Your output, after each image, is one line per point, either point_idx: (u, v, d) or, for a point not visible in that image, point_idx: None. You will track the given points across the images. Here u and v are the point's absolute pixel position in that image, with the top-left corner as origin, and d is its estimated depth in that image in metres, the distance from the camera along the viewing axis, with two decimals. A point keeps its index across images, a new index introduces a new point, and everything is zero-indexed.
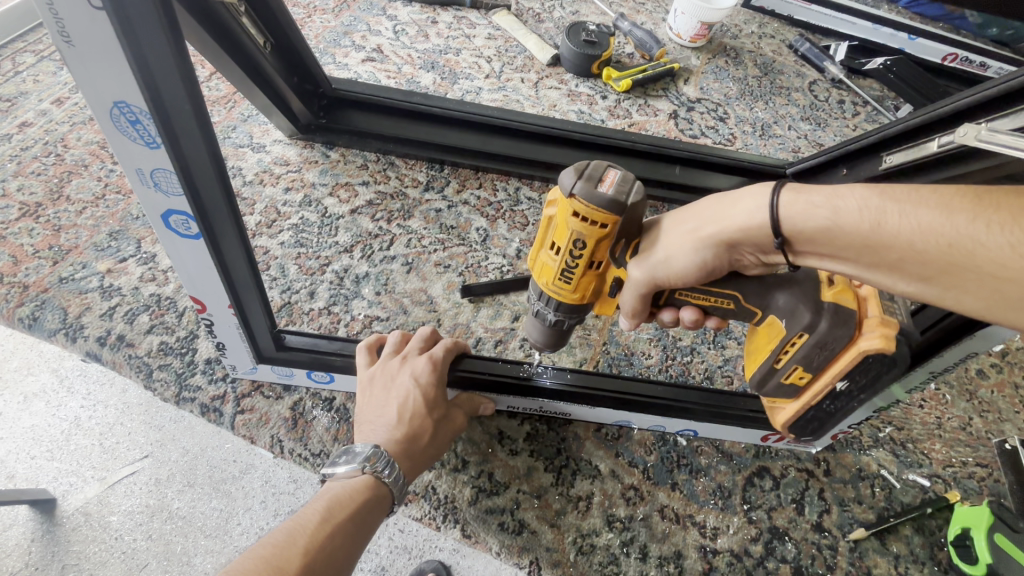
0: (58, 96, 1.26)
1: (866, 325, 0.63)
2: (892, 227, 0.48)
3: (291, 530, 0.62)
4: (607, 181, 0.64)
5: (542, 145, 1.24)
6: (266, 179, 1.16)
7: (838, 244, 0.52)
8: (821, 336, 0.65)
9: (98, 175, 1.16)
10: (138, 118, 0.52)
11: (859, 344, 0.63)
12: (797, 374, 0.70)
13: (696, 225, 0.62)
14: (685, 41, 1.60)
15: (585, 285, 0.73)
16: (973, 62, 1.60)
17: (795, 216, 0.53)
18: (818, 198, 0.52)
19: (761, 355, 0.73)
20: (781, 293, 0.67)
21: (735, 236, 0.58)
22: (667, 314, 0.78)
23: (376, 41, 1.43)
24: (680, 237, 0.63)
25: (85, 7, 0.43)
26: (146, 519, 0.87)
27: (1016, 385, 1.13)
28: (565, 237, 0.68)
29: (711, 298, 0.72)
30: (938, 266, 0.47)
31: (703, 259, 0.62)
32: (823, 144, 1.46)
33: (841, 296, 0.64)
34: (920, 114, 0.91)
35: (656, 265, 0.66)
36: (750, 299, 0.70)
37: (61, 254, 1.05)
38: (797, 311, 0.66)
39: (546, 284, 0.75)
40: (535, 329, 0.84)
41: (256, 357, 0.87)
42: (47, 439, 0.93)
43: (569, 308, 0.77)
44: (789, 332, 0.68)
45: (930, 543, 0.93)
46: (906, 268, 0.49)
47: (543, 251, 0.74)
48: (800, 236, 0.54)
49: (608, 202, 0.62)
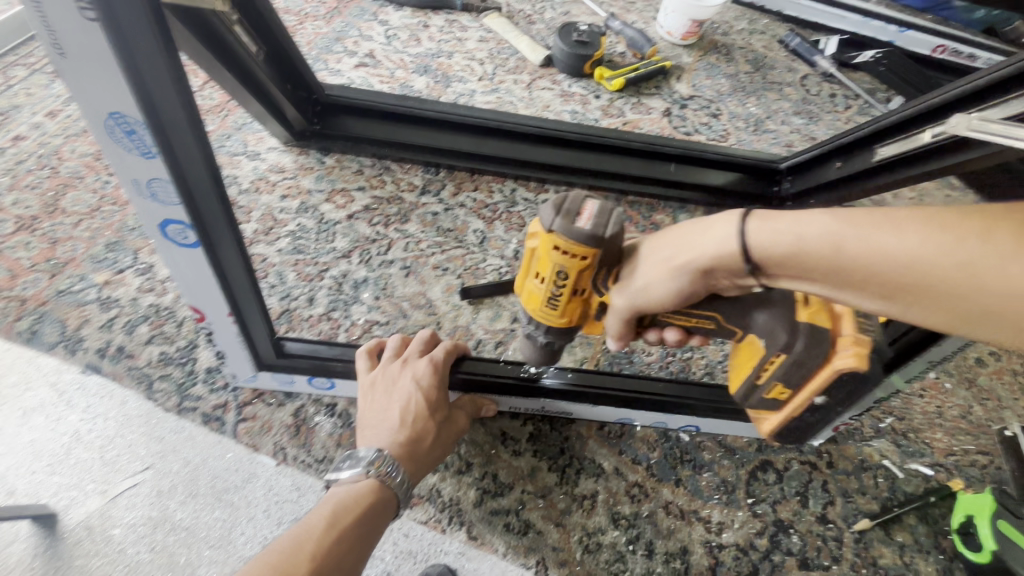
0: (51, 109, 1.26)
1: (841, 343, 0.63)
2: (856, 251, 0.48)
3: (297, 534, 0.62)
4: (586, 214, 0.63)
5: (537, 146, 1.24)
6: (261, 187, 1.16)
7: (806, 267, 0.52)
8: (798, 355, 0.65)
9: (93, 187, 1.15)
10: (133, 128, 0.52)
11: (834, 363, 0.64)
12: (778, 390, 0.71)
13: (670, 253, 0.61)
14: (676, 39, 1.60)
15: (572, 310, 0.72)
16: (962, 53, 1.60)
17: (761, 242, 0.53)
18: (783, 224, 0.52)
19: (742, 373, 0.73)
20: (759, 312, 0.67)
21: (707, 264, 0.57)
22: (651, 334, 0.77)
23: (368, 46, 1.44)
24: (656, 265, 0.62)
25: (77, 18, 0.43)
26: (149, 531, 0.87)
27: (1015, 372, 1.13)
28: (548, 268, 0.67)
29: (692, 319, 0.71)
30: (901, 285, 0.47)
31: (680, 287, 0.61)
32: (816, 138, 1.47)
33: (817, 315, 0.64)
34: (912, 104, 0.92)
35: (636, 293, 0.65)
36: (729, 318, 0.69)
37: (59, 267, 1.05)
38: (774, 332, 0.66)
39: (533, 310, 0.74)
40: (525, 349, 0.82)
41: (256, 364, 0.87)
42: (48, 453, 0.92)
43: (557, 331, 0.76)
44: (768, 352, 0.67)
45: (934, 532, 0.93)
46: (869, 287, 0.49)
47: (528, 280, 0.72)
48: (769, 261, 0.54)
49: (587, 237, 0.62)
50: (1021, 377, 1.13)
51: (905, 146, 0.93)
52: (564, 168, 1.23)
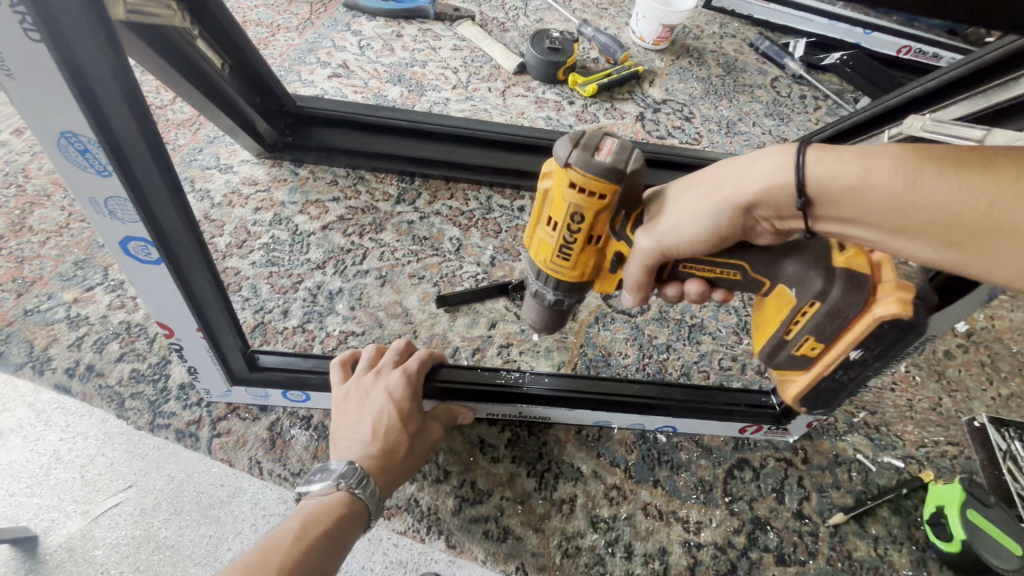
0: (17, 126, 1.24)
1: (882, 290, 0.62)
2: (928, 187, 0.50)
3: (264, 550, 0.62)
4: (605, 149, 0.65)
5: (511, 153, 1.25)
6: (234, 201, 1.15)
7: (867, 204, 0.53)
8: (834, 302, 0.64)
9: (62, 205, 1.14)
10: (86, 146, 0.52)
11: (874, 310, 0.62)
12: (809, 345, 0.70)
13: (711, 188, 0.63)
14: (648, 44, 1.63)
15: (585, 260, 0.74)
16: (926, 54, 1.64)
17: (824, 174, 0.55)
18: (848, 155, 0.54)
19: (771, 326, 0.73)
20: (789, 260, 0.67)
21: (754, 198, 0.59)
22: (671, 289, 0.78)
23: (341, 57, 1.44)
24: (693, 202, 0.64)
25: (21, 39, 0.43)
26: (133, 550, 0.86)
27: (982, 363, 1.16)
28: (563, 209, 0.69)
29: (716, 269, 0.73)
30: (966, 230, 0.50)
31: (718, 223, 0.63)
32: (787, 138, 1.49)
33: (854, 261, 0.63)
34: (876, 103, 0.94)
35: (665, 233, 0.66)
36: (756, 268, 0.70)
37: (26, 286, 1.03)
38: (807, 278, 0.66)
39: (545, 261, 0.76)
40: (534, 310, 0.85)
41: (229, 379, 0.86)
42: (25, 475, 0.91)
43: (569, 285, 0.77)
44: (800, 300, 0.67)
45: (907, 523, 0.95)
46: (933, 232, 0.52)
47: (540, 227, 0.74)
48: (827, 195, 0.55)
49: (606, 171, 0.64)
50: (988, 368, 1.16)
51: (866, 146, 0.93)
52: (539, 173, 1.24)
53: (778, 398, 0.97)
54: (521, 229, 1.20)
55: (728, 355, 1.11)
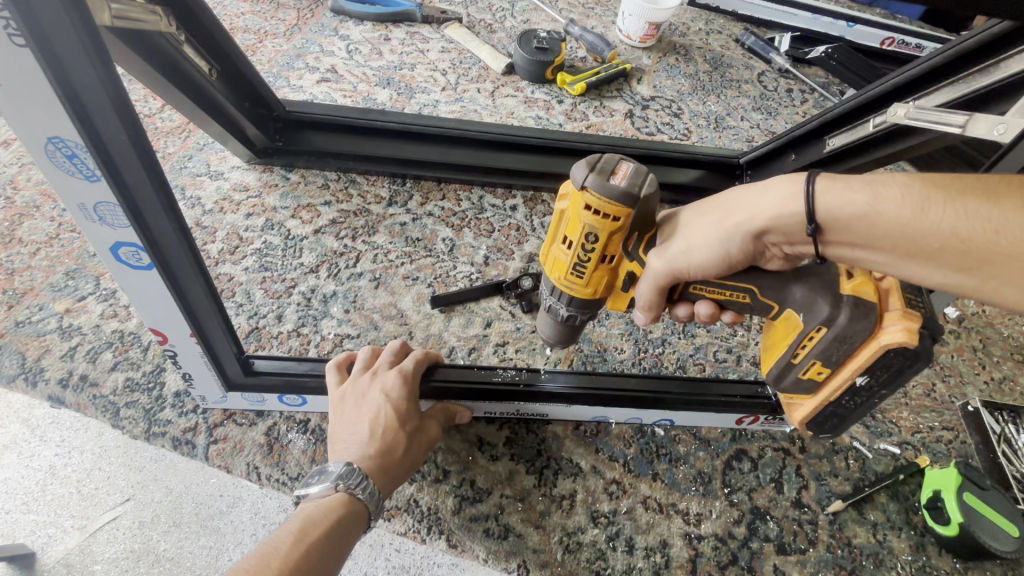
0: (4, 138, 1.24)
1: (889, 318, 0.63)
2: (937, 215, 0.51)
3: (263, 554, 0.62)
4: (620, 173, 0.66)
5: (502, 152, 1.25)
6: (225, 207, 1.15)
7: (875, 231, 0.54)
8: (840, 329, 0.65)
9: (51, 215, 1.13)
10: (74, 152, 0.51)
11: (881, 338, 0.63)
12: (816, 369, 0.71)
13: (721, 216, 0.64)
14: (635, 41, 1.64)
15: (597, 279, 0.75)
16: (909, 44, 1.66)
17: (832, 202, 0.56)
18: (856, 185, 0.55)
19: (778, 350, 0.74)
20: (798, 285, 0.68)
21: (765, 225, 0.60)
22: (682, 309, 0.80)
23: (330, 61, 1.44)
24: (705, 229, 0.65)
25: (7, 45, 0.43)
26: (132, 564, 0.85)
27: (975, 348, 1.17)
28: (578, 230, 0.70)
29: (727, 291, 0.74)
30: (976, 256, 0.50)
31: (728, 249, 0.64)
32: (775, 132, 1.51)
33: (862, 288, 0.64)
34: (858, 94, 0.95)
35: (676, 255, 0.67)
36: (765, 292, 0.71)
37: (16, 297, 1.03)
38: (815, 304, 0.67)
39: (558, 278, 0.77)
40: (548, 326, 0.85)
41: (224, 385, 0.86)
42: (21, 492, 0.91)
43: (582, 302, 0.78)
44: (807, 326, 0.68)
45: (905, 509, 0.96)
46: (944, 258, 0.52)
47: (555, 246, 0.76)
48: (837, 223, 0.56)
49: (621, 195, 0.65)
50: (980, 352, 1.17)
51: (851, 137, 0.96)
52: (531, 173, 1.24)
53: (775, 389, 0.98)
54: (514, 228, 1.20)
55: (723, 347, 1.11)
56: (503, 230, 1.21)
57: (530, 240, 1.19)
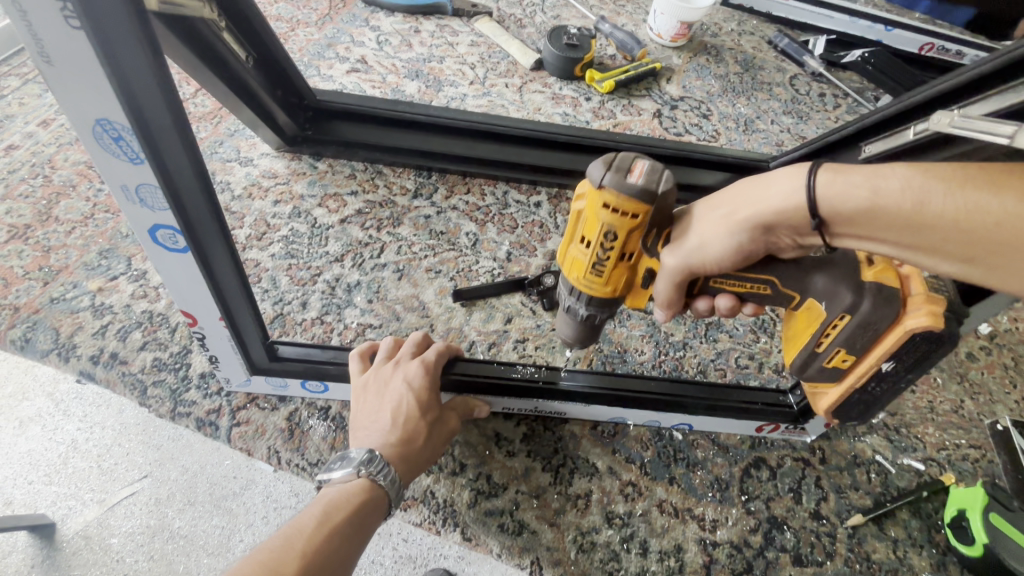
0: (43, 118, 1.26)
1: (913, 302, 0.62)
2: (937, 208, 0.49)
3: (287, 535, 0.63)
4: (637, 170, 0.64)
5: (528, 148, 1.25)
6: (254, 194, 1.17)
7: (878, 224, 0.53)
8: (864, 316, 0.64)
9: (86, 196, 1.16)
10: (120, 134, 0.52)
11: (905, 323, 0.62)
12: (840, 357, 0.70)
13: (728, 209, 0.63)
14: (666, 40, 1.62)
15: (617, 277, 0.73)
16: (950, 50, 1.62)
17: (833, 196, 0.54)
18: (856, 177, 0.53)
19: (801, 340, 0.73)
20: (818, 275, 0.67)
21: (769, 219, 0.59)
22: (701, 303, 0.79)
23: (360, 52, 1.45)
24: (712, 222, 0.64)
25: (62, 26, 0.44)
26: (147, 539, 0.88)
27: (1006, 365, 1.14)
28: (596, 229, 0.68)
29: (746, 285, 0.73)
30: (979, 247, 0.49)
31: (738, 242, 0.63)
32: (806, 136, 1.48)
33: (883, 274, 0.63)
34: (897, 100, 0.93)
35: (691, 252, 0.67)
36: (785, 282, 0.70)
37: (51, 275, 1.05)
38: (838, 293, 0.66)
39: (577, 278, 0.75)
40: (567, 325, 0.85)
41: (249, 369, 0.87)
42: (45, 463, 0.93)
43: (600, 301, 0.77)
44: (830, 315, 0.67)
45: (927, 526, 0.94)
46: (948, 249, 0.51)
47: (573, 246, 0.74)
48: (839, 216, 0.55)
49: (640, 192, 0.63)
50: (1012, 370, 1.13)
51: (888, 145, 0.94)
52: (555, 170, 1.24)
53: (797, 397, 0.96)
54: (538, 225, 1.20)
55: (745, 353, 1.10)
56: (527, 226, 1.21)
57: (553, 238, 1.18)
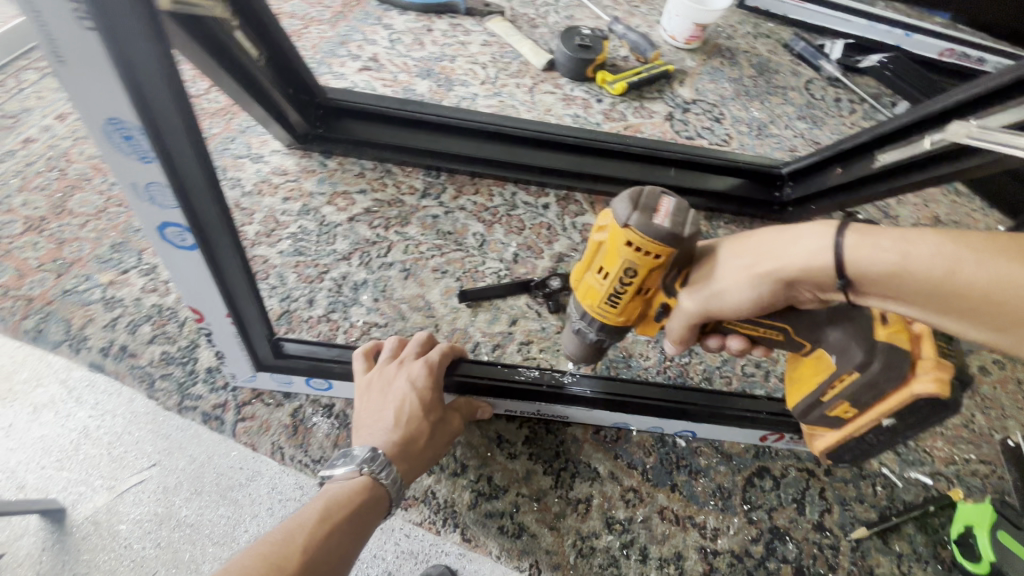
0: (60, 112, 1.28)
1: (921, 366, 0.60)
2: (968, 277, 0.47)
3: (288, 529, 0.63)
4: (663, 211, 0.64)
5: (538, 150, 1.25)
6: (264, 190, 1.17)
7: (905, 288, 0.51)
8: (872, 376, 0.63)
9: (100, 189, 1.17)
10: (130, 133, 0.53)
11: (912, 386, 0.61)
12: (843, 408, 0.69)
13: (751, 261, 0.61)
14: (679, 42, 1.60)
15: (631, 308, 0.73)
16: (970, 57, 1.59)
17: (860, 258, 0.52)
18: (885, 241, 0.51)
19: (806, 387, 0.73)
20: (834, 328, 0.66)
21: (794, 276, 0.58)
22: (713, 340, 0.78)
23: (372, 50, 1.45)
24: (736, 272, 0.63)
25: (73, 26, 0.44)
26: (155, 527, 0.89)
27: (1019, 381, 1.12)
28: (616, 264, 0.67)
29: (759, 328, 0.72)
30: (1012, 318, 0.46)
31: (759, 294, 0.61)
32: (820, 143, 1.46)
33: (895, 336, 0.62)
34: (912, 110, 0.91)
35: (711, 297, 0.66)
36: (799, 331, 0.70)
37: (64, 266, 1.07)
38: (849, 348, 0.65)
39: (591, 306, 0.74)
40: (572, 343, 0.84)
41: (255, 365, 0.88)
42: (57, 449, 0.95)
43: (611, 329, 0.77)
44: (839, 368, 0.66)
45: (932, 542, 0.92)
46: (978, 317, 0.49)
47: (589, 273, 0.73)
48: (865, 278, 0.53)
49: (665, 235, 0.62)
50: None
51: (908, 153, 0.93)
52: (565, 172, 1.23)
53: None
54: (545, 227, 1.19)
55: (752, 361, 1.09)
56: (534, 227, 1.21)
57: (561, 240, 1.18)
